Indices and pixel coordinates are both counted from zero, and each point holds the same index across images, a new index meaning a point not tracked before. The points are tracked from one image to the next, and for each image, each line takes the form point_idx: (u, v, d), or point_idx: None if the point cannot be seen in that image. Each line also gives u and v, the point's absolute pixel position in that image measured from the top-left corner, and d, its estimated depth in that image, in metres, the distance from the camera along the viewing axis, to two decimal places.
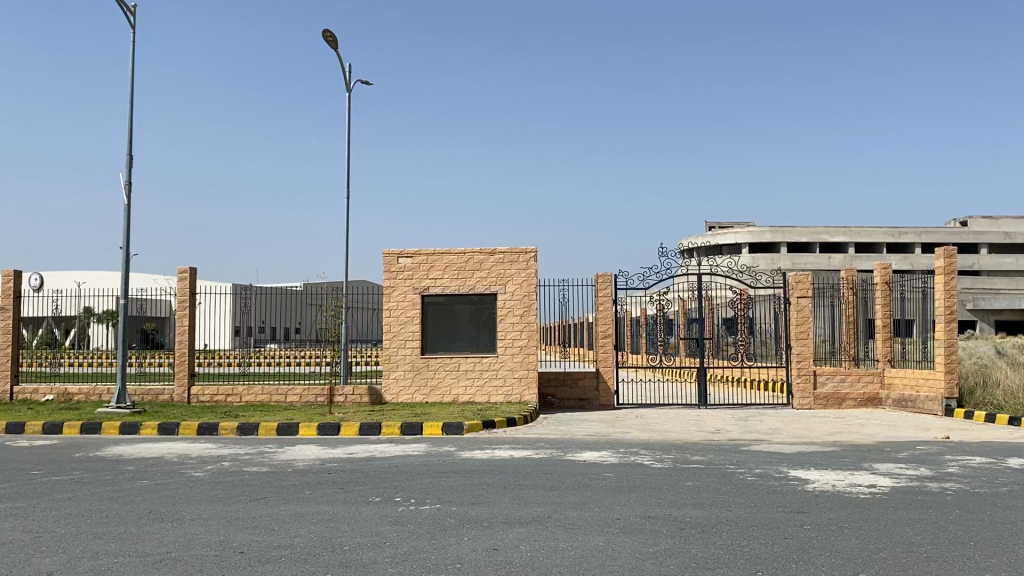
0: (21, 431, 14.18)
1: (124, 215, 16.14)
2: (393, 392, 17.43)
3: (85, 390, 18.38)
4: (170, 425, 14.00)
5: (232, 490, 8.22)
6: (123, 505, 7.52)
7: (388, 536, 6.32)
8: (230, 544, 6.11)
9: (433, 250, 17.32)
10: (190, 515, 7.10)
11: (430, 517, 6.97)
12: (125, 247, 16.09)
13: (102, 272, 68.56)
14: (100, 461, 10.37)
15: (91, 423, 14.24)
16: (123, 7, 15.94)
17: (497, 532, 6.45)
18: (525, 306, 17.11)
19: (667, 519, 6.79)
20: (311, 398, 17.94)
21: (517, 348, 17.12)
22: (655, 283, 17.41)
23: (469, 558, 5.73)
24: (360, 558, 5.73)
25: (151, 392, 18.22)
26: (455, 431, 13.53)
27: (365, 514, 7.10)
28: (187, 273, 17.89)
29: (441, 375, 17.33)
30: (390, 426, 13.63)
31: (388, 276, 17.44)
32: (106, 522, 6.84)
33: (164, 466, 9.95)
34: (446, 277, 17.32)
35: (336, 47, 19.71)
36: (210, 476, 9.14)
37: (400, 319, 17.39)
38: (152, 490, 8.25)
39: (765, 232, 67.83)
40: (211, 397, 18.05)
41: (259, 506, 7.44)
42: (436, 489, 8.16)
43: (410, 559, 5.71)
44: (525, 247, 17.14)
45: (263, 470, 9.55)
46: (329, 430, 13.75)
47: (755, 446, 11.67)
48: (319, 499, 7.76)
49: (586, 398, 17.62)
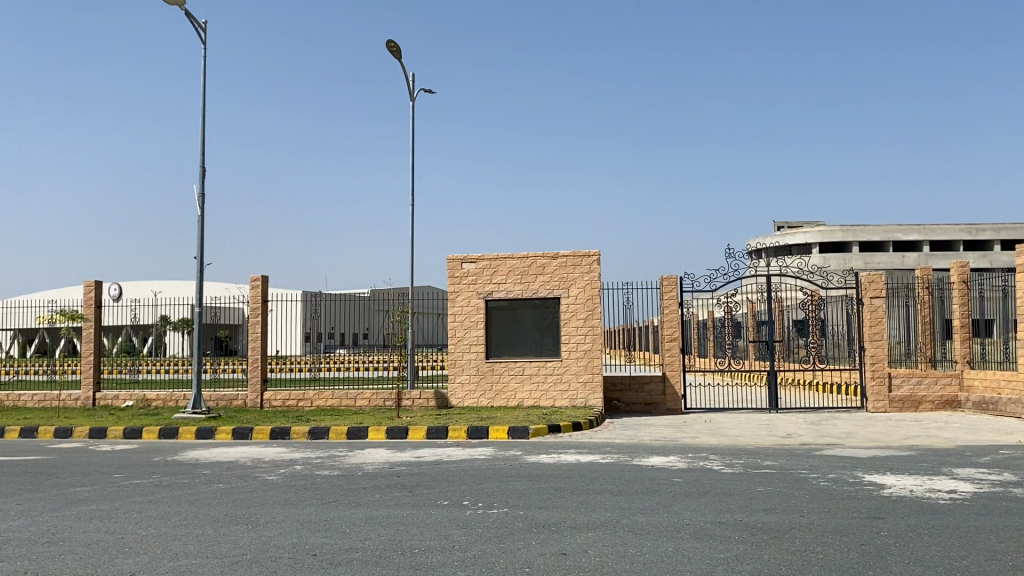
0: (103, 436, 14.71)
1: (198, 226, 16.61)
2: (459, 396, 17.56)
3: (164, 396, 18.99)
4: (244, 429, 14.35)
5: (305, 493, 8.38)
6: (201, 507, 7.74)
7: (457, 540, 6.37)
8: (303, 547, 6.23)
9: (496, 256, 17.38)
10: (265, 517, 7.28)
11: (499, 521, 7.01)
12: (199, 257, 16.55)
13: (178, 282, 70.68)
14: (179, 465, 10.69)
15: (169, 428, 14.70)
16: (194, 24, 16.41)
17: (566, 536, 6.44)
18: (589, 310, 17.05)
19: (737, 525, 6.69)
20: (380, 402, 18.19)
21: (582, 352, 17.05)
22: (723, 285, 17.14)
23: (538, 563, 5.73)
24: (429, 561, 5.78)
25: (226, 397, 18.70)
26: (521, 435, 13.55)
27: (433, 517, 7.17)
28: (260, 280, 18.29)
29: (506, 379, 17.40)
30: (457, 430, 13.72)
31: (452, 281, 17.57)
32: (184, 525, 7.05)
33: (239, 470, 10.22)
34: (509, 282, 17.36)
35: (398, 57, 19.98)
36: (283, 480, 9.34)
37: (465, 324, 17.52)
38: (228, 493, 8.47)
39: (836, 232, 66.31)
40: (283, 402, 18.45)
41: (331, 509, 7.57)
42: (503, 493, 8.20)
43: (479, 562, 5.75)
44: (589, 250, 17.08)
45: (333, 473, 9.73)
46: (397, 433, 13.92)
47: (829, 450, 11.41)
48: (389, 502, 7.86)
49: (653, 403, 17.41)
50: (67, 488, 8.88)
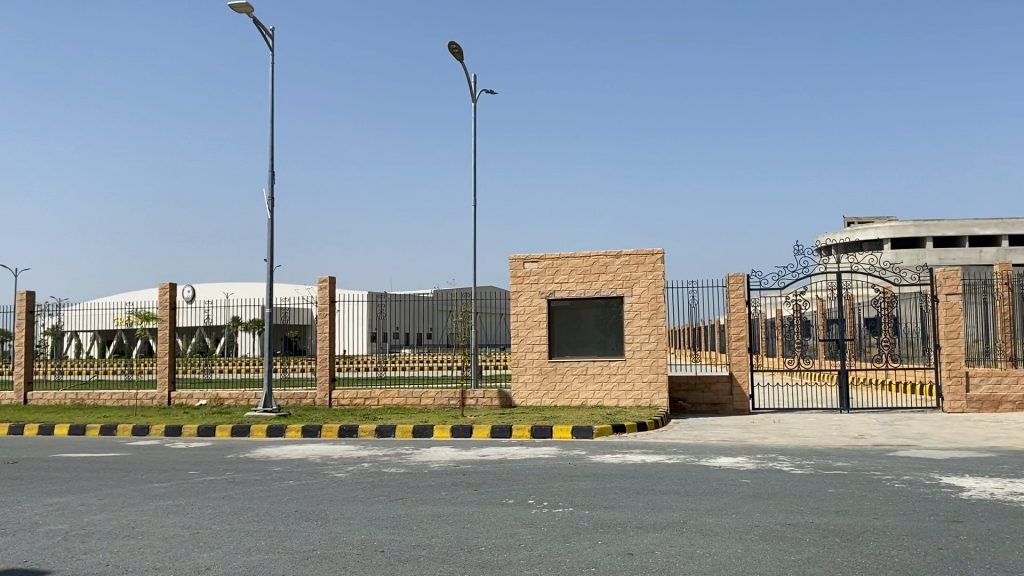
0: (179, 433, 15.16)
1: (268, 229, 16.99)
2: (523, 396, 17.60)
3: (236, 395, 19.49)
4: (313, 427, 14.64)
5: (372, 491, 8.50)
6: (273, 504, 7.92)
7: (523, 538, 6.39)
8: (371, 543, 6.32)
9: (558, 255, 17.36)
10: (334, 514, 7.41)
11: (564, 520, 7.00)
12: (268, 260, 16.93)
13: (249, 284, 72.49)
14: (251, 462, 10.95)
15: (241, 426, 15.06)
16: (262, 31, 16.78)
17: (633, 536, 6.39)
18: (653, 309, 16.90)
19: (809, 527, 6.56)
20: (444, 401, 18.35)
21: (646, 351, 16.91)
22: (792, 283, 16.65)
23: (604, 562, 5.71)
24: (496, 559, 5.81)
25: (295, 396, 19.10)
26: (585, 435, 13.51)
27: (499, 515, 7.20)
28: (327, 281, 18.62)
29: (570, 379, 17.36)
30: (521, 430, 13.76)
31: (515, 281, 17.63)
32: (255, 520, 7.21)
33: (309, 467, 10.42)
34: (572, 282, 17.32)
35: (461, 58, 20.10)
36: (351, 477, 9.48)
37: (528, 324, 17.55)
38: (298, 490, 8.64)
39: (909, 226, 64.48)
40: (350, 401, 18.76)
41: (399, 506, 7.66)
42: (568, 493, 8.19)
43: (545, 561, 5.75)
44: (653, 248, 16.93)
45: (400, 471, 9.85)
46: (462, 432, 14.02)
47: (904, 452, 11.08)
48: (456, 500, 7.92)
49: (719, 403, 17.16)
50: (146, 484, 9.18)
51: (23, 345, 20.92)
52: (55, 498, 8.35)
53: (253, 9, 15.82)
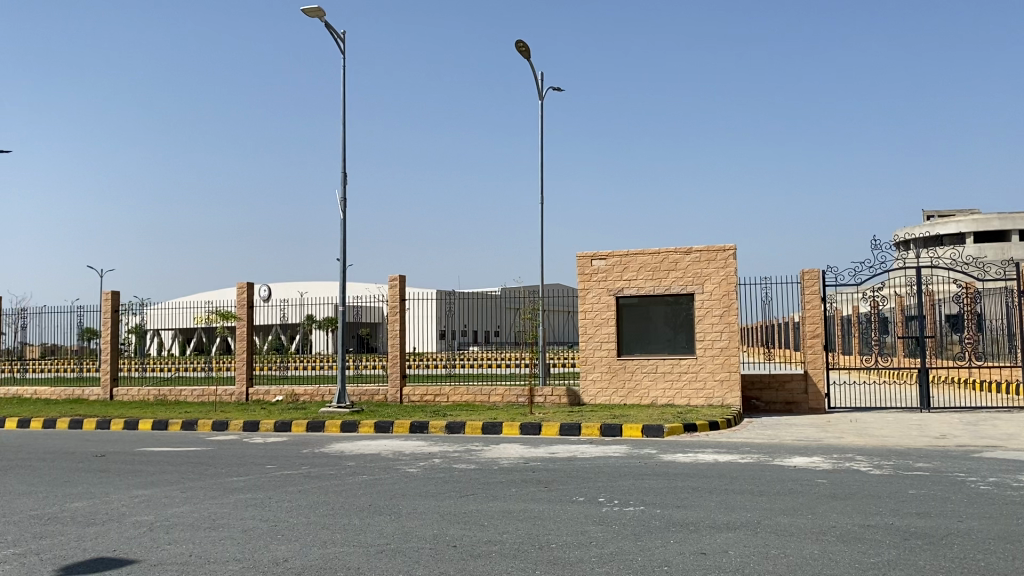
0: (256, 428, 15.57)
1: (341, 229, 17.32)
2: (591, 394, 17.55)
3: (310, 391, 19.92)
4: (385, 423, 14.86)
5: (443, 486, 8.59)
6: (347, 498, 8.06)
7: (594, 536, 6.36)
8: (443, 538, 6.40)
9: (627, 252, 17.25)
10: (407, 509, 7.51)
11: (636, 518, 6.95)
12: (341, 259, 17.26)
13: (322, 283, 73.99)
14: (326, 457, 11.18)
15: (316, 421, 15.39)
16: (334, 35, 17.12)
17: (705, 536, 6.32)
18: (725, 306, 16.66)
19: (889, 529, 6.38)
20: (513, 398, 18.40)
21: (718, 349, 16.67)
22: (869, 279, 16.19)
23: (677, 561, 5.65)
24: (566, 557, 5.81)
25: (367, 393, 19.41)
26: (656, 434, 13.40)
27: (570, 513, 7.19)
28: (398, 280, 18.86)
29: (639, 377, 17.23)
30: (591, 428, 13.71)
31: (583, 278, 17.60)
32: (330, 514, 7.36)
33: (380, 463, 10.59)
34: (640, 278, 17.20)
35: (528, 58, 20.17)
36: (423, 473, 9.60)
37: (596, 321, 17.49)
38: (372, 485, 8.79)
39: (993, 219, 62.11)
40: (421, 397, 18.98)
41: (470, 502, 7.72)
42: (639, 491, 8.13)
43: (617, 559, 5.72)
44: (724, 244, 16.68)
45: (471, 467, 9.93)
46: (531, 430, 14.06)
47: (989, 453, 10.67)
48: (526, 497, 7.95)
49: (794, 402, 16.81)
50: (225, 477, 9.45)
51: (110, 343, 21.75)
52: (141, 490, 8.68)
53: (325, 14, 16.14)
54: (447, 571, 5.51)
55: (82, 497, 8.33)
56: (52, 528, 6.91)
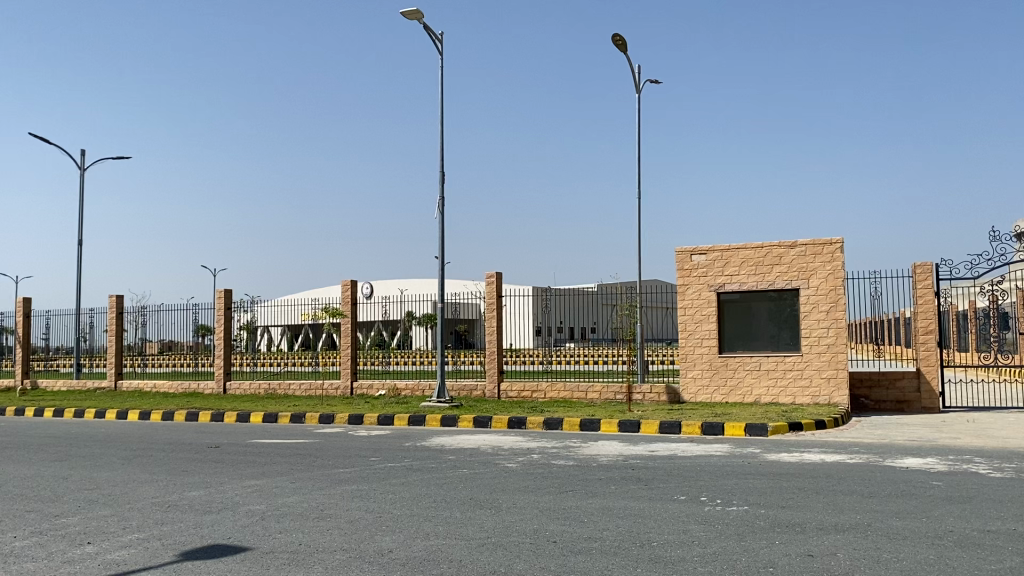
0: (360, 422, 15.99)
1: (440, 227, 17.59)
2: (692, 391, 17.27)
3: (411, 385, 20.35)
4: (484, 418, 15.00)
5: (543, 482, 8.62)
6: (449, 491, 8.19)
7: (697, 536, 6.27)
8: (544, 533, 6.43)
9: (728, 246, 16.90)
10: (507, 503, 7.57)
11: (739, 518, 6.81)
12: (440, 257, 17.54)
13: (421, 281, 75.46)
14: (427, 451, 11.38)
15: (417, 415, 15.68)
16: (432, 36, 17.37)
17: (812, 538, 6.15)
18: (832, 301, 16.14)
19: (1012, 534, 6.06)
20: (611, 395, 18.30)
21: (825, 346, 16.18)
22: (987, 272, 15.51)
23: (783, 563, 5.52)
24: (668, 555, 5.75)
25: (466, 388, 19.68)
26: (759, 432, 13.09)
27: (671, 512, 7.11)
28: (495, 277, 19.02)
29: (742, 375, 16.85)
30: (691, 426, 13.51)
31: (682, 274, 17.34)
32: (433, 506, 7.49)
33: (480, 457, 10.70)
34: (743, 273, 16.82)
35: (624, 50, 19.98)
36: (522, 468, 9.66)
37: (696, 317, 17.19)
38: (472, 479, 8.90)
39: None
40: (518, 392, 19.10)
41: (570, 498, 7.72)
42: (741, 490, 7.98)
43: (720, 559, 5.63)
44: (831, 237, 16.15)
45: (570, 464, 9.93)
46: (630, 427, 13.96)
47: None
48: (626, 495, 7.90)
49: (906, 400, 16.17)
50: (332, 469, 9.74)
51: (222, 339, 22.74)
52: (255, 480, 9.05)
53: (423, 15, 16.40)
54: (548, 565, 5.54)
55: (199, 486, 8.73)
56: (173, 516, 7.27)
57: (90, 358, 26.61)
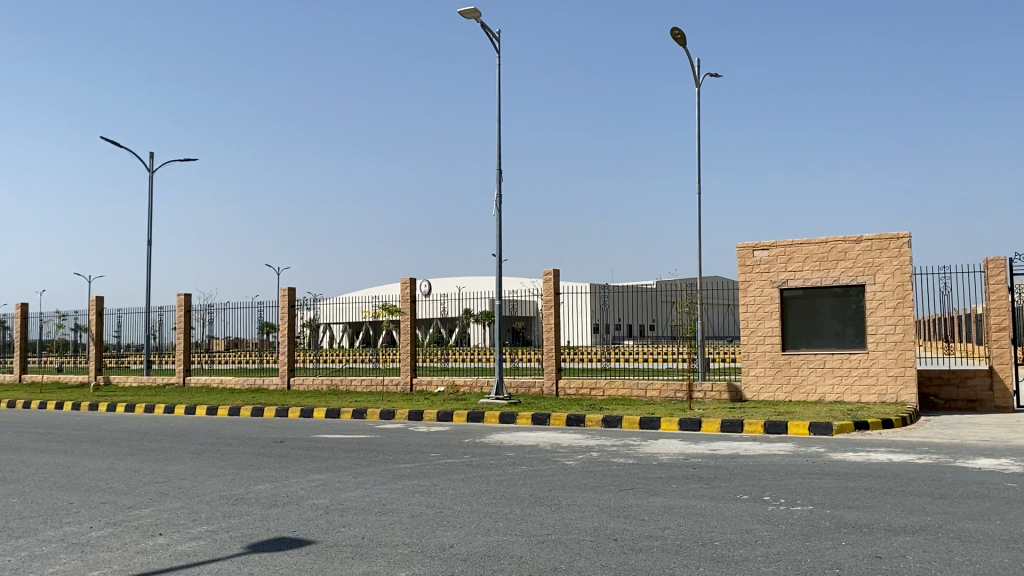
0: (420, 418, 16.15)
1: (497, 225, 17.66)
2: (754, 390, 17.02)
3: (469, 382, 20.48)
4: (542, 416, 15.02)
5: (603, 479, 8.60)
6: (509, 488, 8.22)
7: (760, 535, 6.18)
8: (604, 530, 6.41)
9: (791, 242, 16.60)
10: (568, 500, 7.57)
11: (804, 518, 6.69)
12: (498, 254, 17.60)
13: (479, 279, 75.89)
14: (487, 447, 11.45)
15: (475, 412, 15.77)
16: (489, 34, 17.43)
17: (880, 539, 6.00)
18: (899, 297, 15.74)
19: None
20: (671, 393, 18.13)
21: (892, 343, 15.79)
22: None
23: (849, 564, 5.41)
24: (731, 555, 5.67)
25: (524, 385, 19.73)
26: (823, 431, 12.83)
27: (733, 511, 7.01)
28: (552, 274, 19.00)
29: (806, 373, 16.54)
30: (753, 424, 13.31)
31: (744, 270, 17.09)
32: (492, 503, 7.52)
33: (539, 454, 10.72)
34: (807, 269, 16.50)
35: (683, 45, 19.77)
36: (581, 465, 9.65)
37: (759, 314, 16.94)
38: (532, 476, 8.91)
39: None
40: (577, 390, 19.08)
41: (631, 496, 7.68)
42: (806, 490, 7.83)
43: (784, 559, 5.54)
44: (898, 232, 15.74)
45: (630, 462, 9.87)
46: (690, 425, 13.82)
47: None
48: (687, 493, 7.82)
49: (977, 399, 15.69)
50: (393, 464, 9.87)
51: (286, 336, 23.19)
52: (318, 474, 9.22)
53: (481, 14, 16.46)
54: (608, 563, 5.53)
55: (264, 480, 8.93)
56: (240, 508, 7.45)
57: (159, 354, 27.40)
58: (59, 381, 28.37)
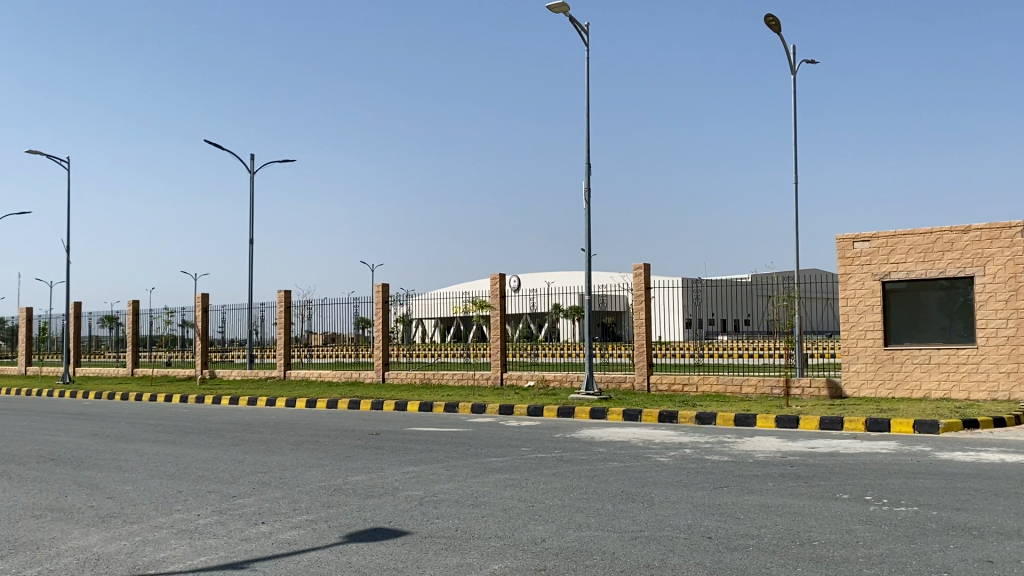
0: (511, 412, 16.26)
1: (587, 219, 17.61)
2: (854, 386, 16.46)
3: (559, 377, 20.52)
4: (634, 412, 14.92)
5: (696, 476, 8.48)
6: (599, 483, 8.19)
7: (862, 536, 5.99)
8: (698, 529, 6.30)
9: (894, 232, 15.98)
10: (661, 497, 7.48)
11: (909, 520, 6.44)
12: (587, 249, 17.54)
13: (569, 274, 75.94)
14: (578, 442, 11.46)
15: (566, 407, 15.77)
16: (577, 27, 17.37)
17: (992, 543, 5.73)
18: (1012, 290, 15.01)
19: None
20: (767, 389, 17.71)
21: (1003, 338, 15.07)
22: None
23: (959, 568, 5.18)
24: (831, 555, 5.51)
25: (615, 380, 19.63)
26: (929, 430, 12.32)
27: (833, 511, 6.80)
28: (642, 268, 18.80)
29: (910, 368, 15.90)
30: (853, 422, 12.89)
31: (844, 262, 16.56)
32: (584, 498, 7.51)
33: (632, 450, 10.66)
34: (910, 261, 15.86)
35: (778, 31, 19.26)
36: (675, 462, 9.54)
37: (859, 308, 16.39)
38: (624, 472, 8.86)
39: None
40: (669, 385, 18.86)
41: (725, 494, 7.55)
42: (913, 490, 7.53)
43: (888, 561, 5.35)
44: (1010, 221, 15.01)
45: (724, 459, 9.71)
46: (788, 422, 13.50)
47: None
48: (784, 492, 7.63)
49: None
50: (485, 457, 9.97)
51: (380, 331, 23.74)
52: (412, 467, 9.38)
53: (569, 8, 16.42)
54: (703, 561, 5.44)
55: (361, 471, 9.15)
56: (338, 498, 7.66)
57: (261, 349, 28.42)
58: (169, 375, 29.72)
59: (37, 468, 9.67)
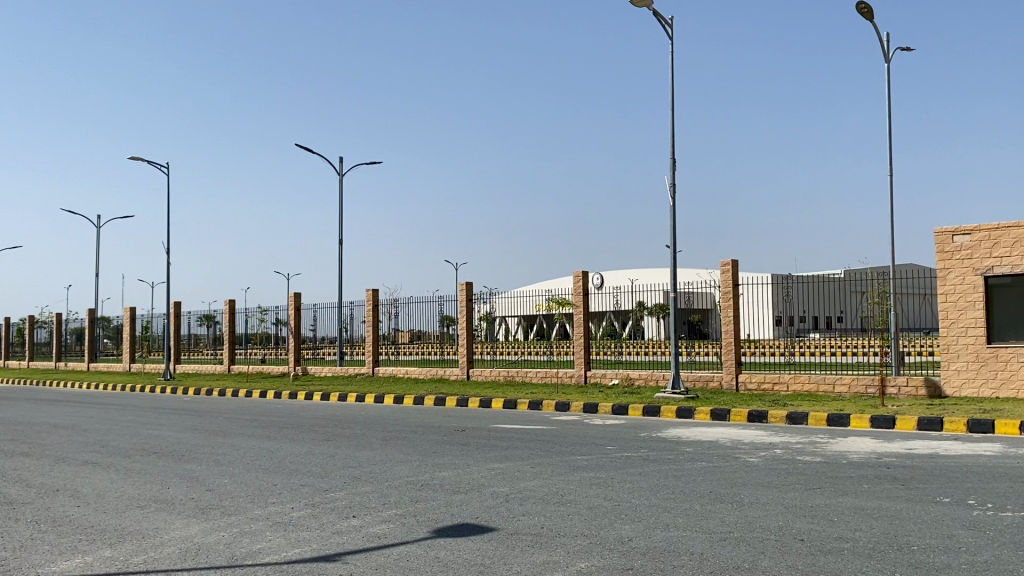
0: (595, 411, 16.19)
1: (671, 215, 17.39)
2: (954, 385, 15.79)
3: (645, 376, 20.37)
4: (721, 411, 14.67)
5: (787, 477, 8.29)
6: (686, 483, 8.08)
7: (964, 541, 5.75)
8: (789, 530, 6.17)
9: (997, 225, 15.30)
10: (750, 498, 7.35)
11: (1014, 525, 6.16)
12: (672, 245, 17.33)
13: (654, 269, 75.15)
14: (664, 441, 11.34)
15: (652, 406, 15.61)
16: (661, 20, 17.14)
17: None
18: None
19: None
20: (861, 388, 17.15)
21: None
22: None
23: None
24: (932, 561, 5.31)
25: (702, 378, 19.33)
26: None
27: (932, 515, 6.55)
28: (730, 265, 18.46)
29: (1015, 367, 15.14)
30: (954, 423, 12.38)
31: (942, 257, 15.94)
32: (670, 498, 7.43)
33: (719, 450, 10.50)
34: (1015, 255, 15.12)
35: (870, 18, 18.62)
36: (764, 462, 9.33)
37: (960, 305, 15.73)
38: (711, 471, 8.73)
39: None
40: (758, 384, 18.47)
41: (818, 495, 7.35)
42: (1019, 495, 7.19)
43: (992, 569, 5.12)
44: None
45: (815, 460, 9.46)
46: (884, 422, 13.05)
47: None
48: (880, 494, 7.39)
49: None
50: (570, 456, 9.96)
51: (465, 329, 23.95)
52: (498, 463, 9.44)
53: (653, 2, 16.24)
54: (796, 564, 5.32)
55: (448, 467, 9.28)
56: (426, 494, 7.77)
57: (350, 346, 29.08)
58: (263, 371, 30.65)
59: (143, 460, 10.12)
